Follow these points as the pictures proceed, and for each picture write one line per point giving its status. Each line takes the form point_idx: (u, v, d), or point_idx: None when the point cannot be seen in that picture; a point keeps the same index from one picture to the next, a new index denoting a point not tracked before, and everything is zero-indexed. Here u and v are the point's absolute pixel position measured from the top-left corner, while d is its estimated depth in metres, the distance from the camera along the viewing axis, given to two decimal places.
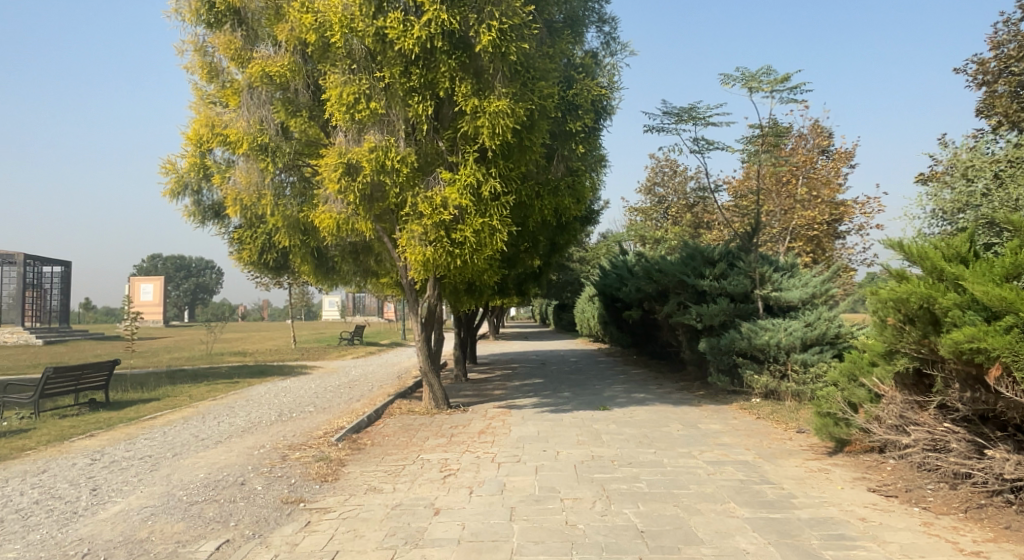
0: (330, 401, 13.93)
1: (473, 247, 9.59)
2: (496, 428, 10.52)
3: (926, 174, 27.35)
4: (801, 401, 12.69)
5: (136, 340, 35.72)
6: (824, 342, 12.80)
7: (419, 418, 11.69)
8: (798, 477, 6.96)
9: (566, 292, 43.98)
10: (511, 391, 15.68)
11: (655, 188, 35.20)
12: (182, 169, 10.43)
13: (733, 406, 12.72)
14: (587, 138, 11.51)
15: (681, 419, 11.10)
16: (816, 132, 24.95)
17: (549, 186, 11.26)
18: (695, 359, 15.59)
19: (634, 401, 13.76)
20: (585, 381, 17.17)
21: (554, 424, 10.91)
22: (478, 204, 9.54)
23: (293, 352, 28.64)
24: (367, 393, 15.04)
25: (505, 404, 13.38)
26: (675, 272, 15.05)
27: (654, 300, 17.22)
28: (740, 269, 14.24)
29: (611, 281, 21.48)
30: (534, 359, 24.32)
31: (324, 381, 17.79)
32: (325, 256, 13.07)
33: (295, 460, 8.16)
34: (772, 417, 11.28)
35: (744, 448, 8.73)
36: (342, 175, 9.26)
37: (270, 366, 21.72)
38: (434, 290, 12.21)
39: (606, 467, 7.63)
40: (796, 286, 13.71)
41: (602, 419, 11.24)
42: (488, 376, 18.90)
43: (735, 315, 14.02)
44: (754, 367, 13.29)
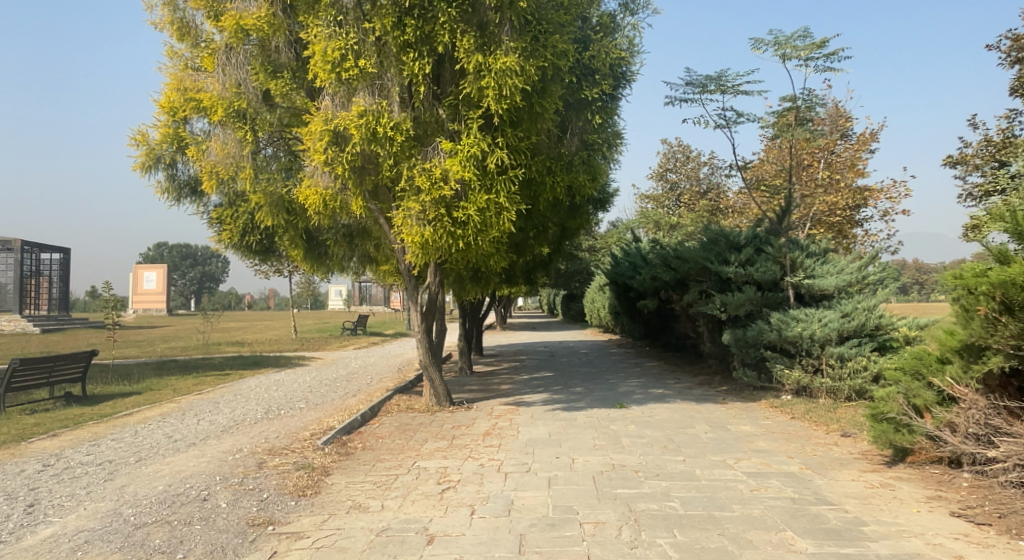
0: (324, 396, 12.89)
1: (477, 227, 8.54)
2: (503, 430, 9.49)
3: (957, 159, 27.34)
4: (837, 399, 11.64)
5: (135, 329, 34.91)
6: (863, 335, 11.73)
7: (418, 417, 10.65)
8: (861, 497, 5.90)
9: (574, 281, 42.91)
10: (520, 386, 14.63)
11: (667, 174, 34.01)
12: (153, 140, 9.38)
13: (764, 404, 11.65)
14: (604, 108, 10.40)
15: (707, 420, 10.03)
16: (836, 115, 23.22)
17: (561, 160, 10.19)
18: (717, 353, 14.48)
19: (653, 397, 12.69)
20: (598, 375, 16.09)
21: (567, 424, 9.87)
22: (482, 177, 8.49)
23: (293, 342, 27.65)
24: (363, 388, 13.98)
25: (512, 400, 12.35)
26: (696, 258, 13.93)
27: (672, 289, 16.10)
28: (769, 254, 13.12)
29: (624, 270, 20.33)
30: (542, 351, 23.28)
31: (321, 374, 16.76)
32: (317, 240, 11.99)
33: (272, 468, 7.12)
34: (809, 417, 10.21)
35: (785, 455, 7.68)
36: (329, 144, 8.20)
37: (266, 357, 20.72)
38: (435, 275, 11.15)
39: (630, 480, 6.58)
40: (830, 273, 12.60)
41: (620, 419, 10.19)
42: (495, 369, 17.86)
43: (762, 304, 12.90)
44: (784, 361, 12.20)
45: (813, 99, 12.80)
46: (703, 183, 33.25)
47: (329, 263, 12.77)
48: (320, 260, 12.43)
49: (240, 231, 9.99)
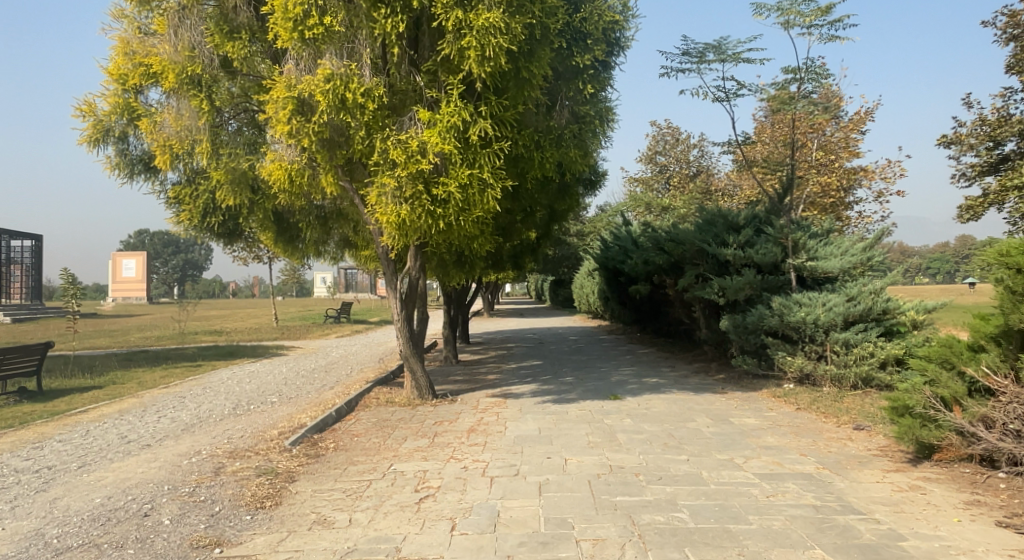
0: (299, 389, 12.09)
1: (458, 206, 7.80)
2: (489, 425, 8.77)
3: (951, 139, 26.82)
4: (842, 387, 11.03)
5: (111, 318, 33.84)
6: (869, 319, 11.12)
7: (398, 411, 9.90)
8: (893, 505, 5.24)
9: (562, 267, 42.19)
10: (507, 375, 13.93)
11: (657, 157, 33.24)
12: (101, 112, 8.51)
13: (765, 394, 11.00)
14: (597, 77, 9.66)
15: (708, 412, 9.36)
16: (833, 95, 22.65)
17: (550, 134, 9.47)
18: (713, 339, 13.84)
19: (648, 387, 12.01)
20: (589, 363, 15.39)
21: (558, 418, 9.17)
22: (464, 151, 7.73)
23: (272, 331, 26.74)
24: (341, 380, 13.20)
25: (500, 391, 11.64)
26: (693, 240, 13.25)
27: (666, 273, 15.42)
28: (769, 235, 12.45)
29: (615, 254, 19.61)
30: (531, 338, 22.59)
31: (298, 364, 15.96)
32: (288, 222, 11.17)
33: (230, 474, 6.35)
34: (816, 408, 9.57)
35: (798, 452, 7.01)
36: (293, 112, 7.41)
37: (242, 347, 19.82)
38: (415, 259, 10.37)
39: (631, 485, 5.88)
40: (834, 254, 11.97)
41: (615, 412, 9.50)
42: (482, 358, 17.13)
43: (762, 289, 12.26)
44: (786, 348, 11.57)
45: (817, 70, 12.10)
46: (693, 166, 32.60)
47: (302, 247, 11.94)
48: (292, 244, 11.61)
49: (200, 212, 9.15)
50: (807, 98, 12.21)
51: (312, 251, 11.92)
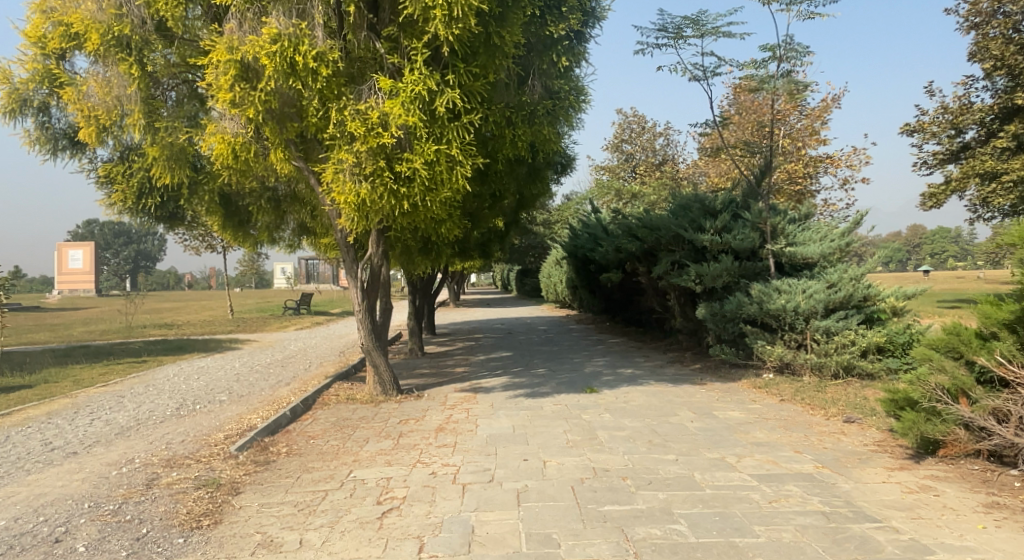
0: (251, 386, 11.26)
1: (424, 185, 7.11)
2: (459, 424, 8.12)
3: (913, 127, 27.01)
4: (822, 376, 10.66)
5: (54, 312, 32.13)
6: (849, 306, 10.77)
7: (360, 409, 9.18)
8: (908, 511, 4.75)
9: (529, 256, 41.67)
10: (476, 368, 13.28)
11: (623, 145, 32.81)
12: (17, 79, 7.58)
13: (746, 384, 10.56)
14: (571, 49, 9.07)
15: (690, 405, 8.86)
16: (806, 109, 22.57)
17: (522, 110, 8.86)
18: (689, 328, 13.40)
19: (623, 378, 11.48)
20: (560, 354, 14.84)
21: (532, 414, 8.58)
22: (431, 124, 7.04)
23: (227, 324, 25.62)
24: (299, 375, 12.40)
25: (468, 386, 10.99)
26: (668, 225, 12.76)
27: (639, 261, 14.95)
28: (747, 220, 12.02)
29: (584, 242, 19.08)
30: (498, 328, 21.98)
31: (253, 359, 15.07)
32: (236, 206, 10.30)
33: (164, 487, 5.58)
34: (800, 399, 9.15)
35: (792, 449, 6.52)
36: (237, 78, 6.64)
37: (193, 340, 18.76)
38: (376, 244, 9.60)
39: (620, 491, 5.29)
40: (813, 239, 11.59)
41: (593, 407, 8.93)
42: (449, 350, 16.44)
43: (740, 276, 11.84)
44: (765, 337, 11.17)
45: (796, 48, 11.64)
46: (659, 154, 32.31)
47: (255, 233, 11.09)
48: (242, 231, 10.74)
49: (134, 193, 8.28)
50: (785, 76, 11.68)
51: (265, 237, 11.10)
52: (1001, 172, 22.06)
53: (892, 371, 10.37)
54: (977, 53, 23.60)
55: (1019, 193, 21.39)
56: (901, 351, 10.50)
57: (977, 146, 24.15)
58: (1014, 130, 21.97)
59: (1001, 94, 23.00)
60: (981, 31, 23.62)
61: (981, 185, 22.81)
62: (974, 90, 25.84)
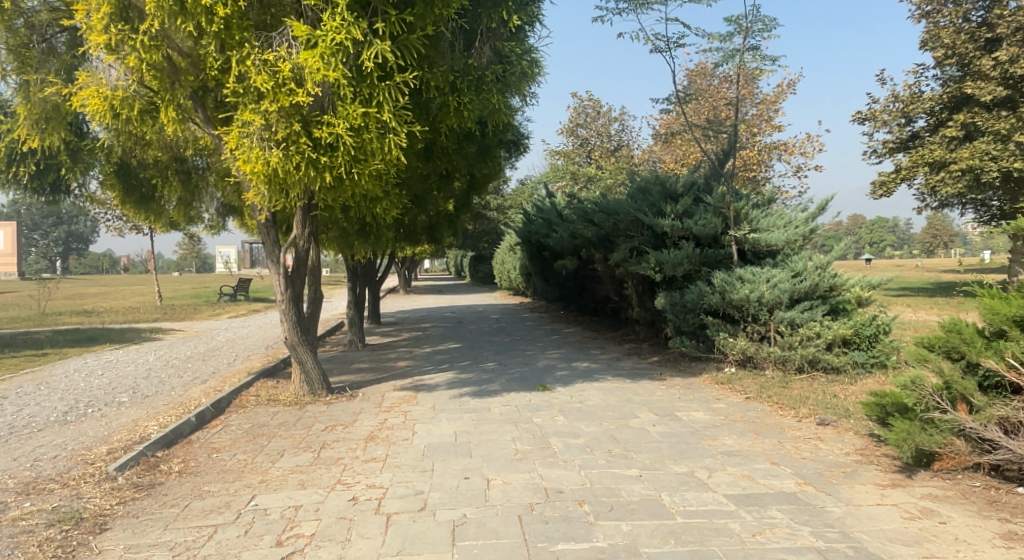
0: (162, 385, 10.03)
1: (350, 154, 6.16)
2: (392, 431, 7.13)
3: (866, 114, 26.91)
4: (786, 370, 10.03)
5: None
6: (814, 297, 10.16)
7: (281, 413, 8.09)
8: (918, 549, 3.96)
9: (482, 242, 40.66)
10: (419, 362, 12.27)
11: (578, 130, 32.04)
12: None
13: (707, 380, 9.84)
14: (523, 7, 8.14)
15: (650, 406, 8.06)
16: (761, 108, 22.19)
17: (468, 75, 7.99)
18: (646, 319, 12.68)
19: (577, 373, 10.66)
20: (510, 345, 13.94)
21: (477, 418, 7.65)
22: (357, 83, 6.07)
23: (155, 311, 23.96)
24: (220, 371, 11.19)
25: (408, 383, 9.99)
26: (626, 209, 11.97)
27: (595, 247, 14.17)
28: (709, 205, 11.31)
29: (538, 228, 18.19)
30: (447, 317, 20.97)
31: (175, 351, 13.78)
32: (141, 181, 9.20)
33: (6, 525, 4.45)
34: (767, 397, 8.44)
35: (768, 460, 5.72)
36: (112, 17, 5.64)
37: (111, 330, 17.20)
38: (301, 225, 8.48)
39: (576, 523, 4.39)
40: (778, 226, 10.94)
41: (545, 409, 8.04)
42: (393, 341, 15.37)
43: (701, 263, 11.14)
44: (727, 329, 10.47)
45: (765, 21, 10.89)
46: (614, 139, 31.72)
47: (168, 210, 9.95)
48: (153, 209, 9.62)
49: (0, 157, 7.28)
50: (751, 48, 10.72)
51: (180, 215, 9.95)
52: (950, 162, 21.99)
53: (858, 365, 9.75)
54: (928, 42, 23.47)
55: (966, 182, 21.32)
56: (867, 344, 9.91)
57: (926, 136, 24.12)
58: (963, 120, 21.91)
59: (950, 84, 22.94)
60: (932, 19, 23.53)
61: (929, 174, 22.74)
62: (923, 80, 25.83)
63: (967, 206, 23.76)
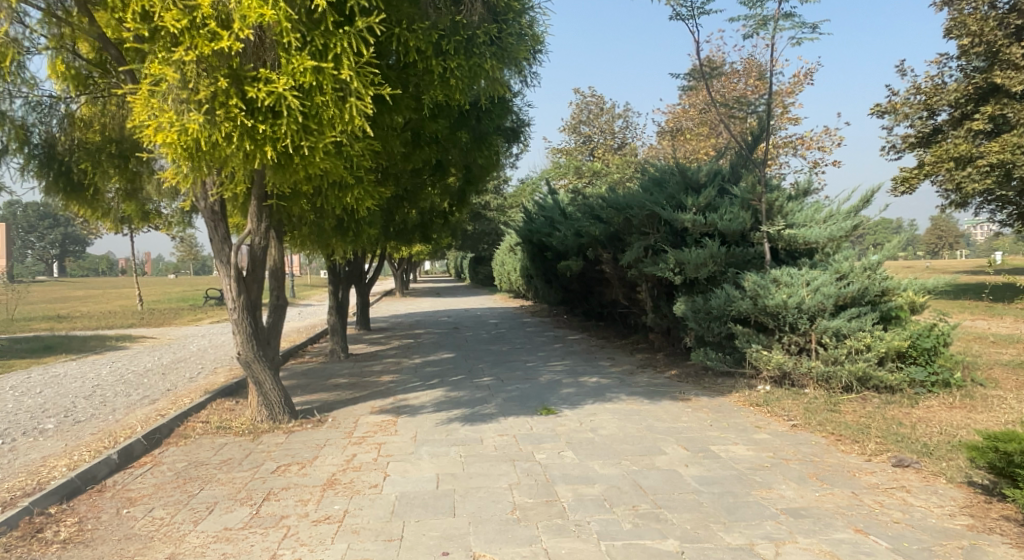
0: (102, 406, 8.62)
1: (299, 121, 4.80)
2: (358, 473, 5.71)
3: (884, 107, 25.43)
4: (831, 389, 8.60)
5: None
6: (862, 303, 8.73)
7: (230, 445, 6.67)
8: None
9: (482, 244, 39.41)
10: (406, 376, 10.85)
11: (581, 127, 30.65)
12: None
13: (738, 401, 8.40)
14: None
15: (678, 438, 6.62)
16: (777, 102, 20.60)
17: (456, 34, 6.67)
18: (662, 326, 11.25)
19: (586, 390, 9.21)
20: (509, 355, 12.55)
21: (467, 454, 6.22)
22: (307, 29, 4.74)
23: (133, 316, 22.55)
24: (175, 388, 9.75)
25: (389, 404, 8.56)
26: (638, 203, 10.55)
27: (602, 246, 12.74)
28: (735, 197, 9.89)
29: (539, 227, 16.75)
30: (443, 322, 19.56)
31: (135, 362, 12.35)
32: (70, 166, 7.87)
33: None
34: (816, 425, 7.01)
35: (850, 526, 4.30)
36: None
37: (75, 338, 15.83)
38: (257, 219, 7.06)
39: None
40: (817, 220, 9.50)
41: (550, 440, 6.60)
42: (380, 350, 13.97)
43: (728, 264, 9.70)
44: (760, 340, 9.03)
45: None
46: (618, 137, 30.40)
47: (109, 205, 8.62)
48: (92, 202, 8.28)
49: None
50: (786, 16, 9.27)
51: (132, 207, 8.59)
52: (977, 157, 20.49)
53: (916, 383, 8.34)
54: (953, 31, 21.91)
55: (994, 178, 19.79)
56: (925, 358, 8.49)
57: (949, 130, 22.52)
58: (990, 112, 20.35)
59: (975, 75, 21.38)
60: (957, 7, 22.04)
61: (954, 170, 21.21)
62: (945, 71, 24.32)
63: (995, 204, 22.20)
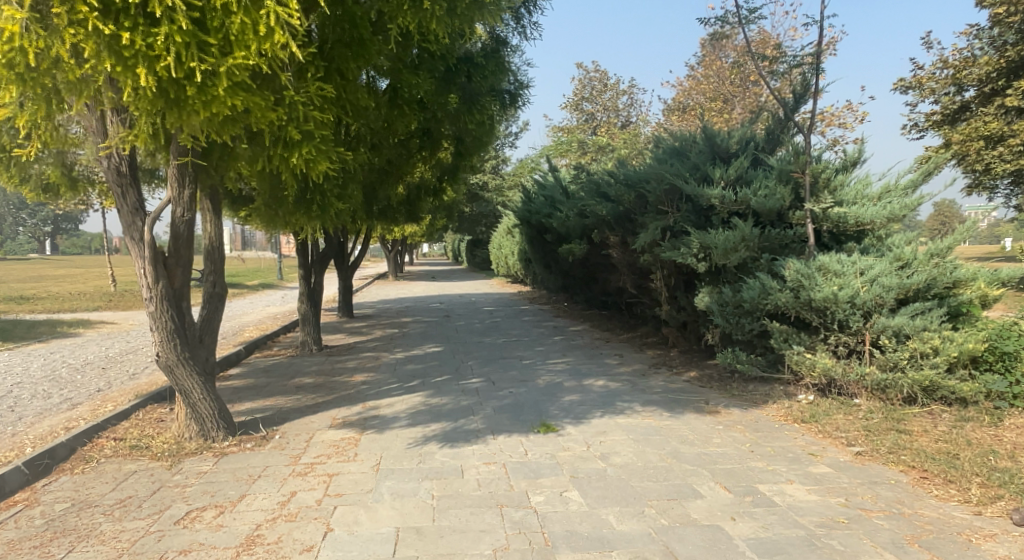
0: (7, 412, 7.12)
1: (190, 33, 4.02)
2: (291, 527, 4.23)
3: (906, 83, 23.65)
4: (888, 401, 7.09)
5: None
6: (927, 297, 7.22)
7: (141, 475, 5.20)
8: None
9: (480, 226, 37.82)
10: (382, 374, 9.35)
11: (583, 104, 29.04)
12: None
13: (778, 415, 6.91)
14: None
15: (714, 472, 5.13)
16: None
17: None
18: (680, 320, 9.75)
19: (593, 398, 7.72)
20: (503, 350, 11.04)
21: (442, 495, 4.74)
22: None
23: (104, 298, 21.04)
24: (107, 389, 8.22)
25: (355, 415, 7.04)
26: (657, 175, 8.97)
27: (610, 228, 11.22)
28: (771, 169, 8.38)
29: (539, 207, 15.24)
30: (434, 309, 18.04)
31: (79, 353, 10.84)
32: None
33: None
34: (886, 454, 5.52)
35: None
36: None
37: (27, 322, 14.32)
38: (179, 184, 5.65)
39: None
40: (869, 197, 7.96)
41: (551, 474, 5.11)
42: (359, 342, 12.46)
43: (761, 249, 8.20)
44: (800, 339, 7.55)
45: None
46: (622, 115, 28.70)
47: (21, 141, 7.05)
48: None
49: None
50: None
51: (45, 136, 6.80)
52: (1009, 136, 18.71)
53: (996, 397, 6.78)
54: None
55: None
56: (1004, 366, 6.97)
57: (977, 107, 20.61)
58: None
59: (1006, 48, 19.40)
60: None
61: (983, 150, 19.42)
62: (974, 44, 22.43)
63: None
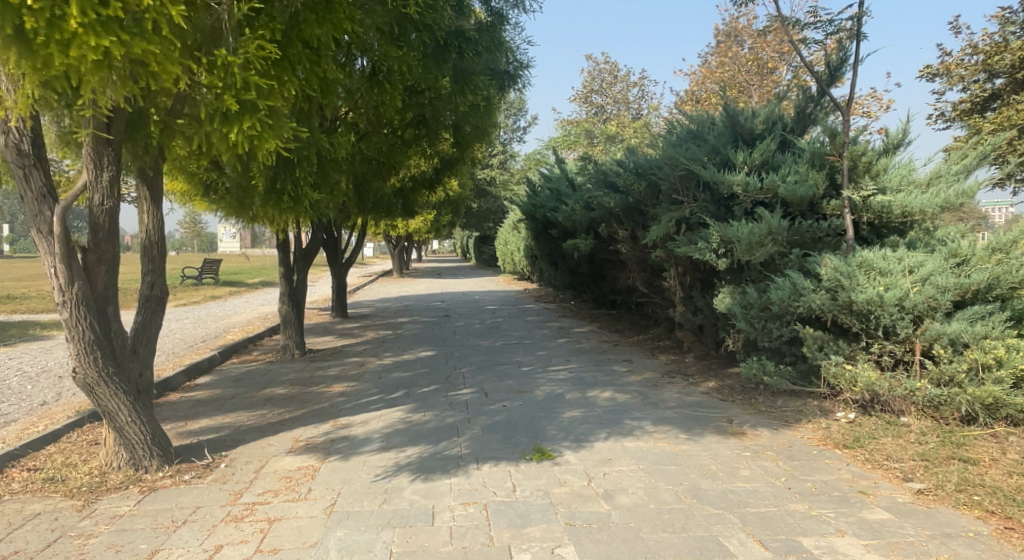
0: None
1: None
2: None
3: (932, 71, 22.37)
4: (942, 422, 6.02)
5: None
6: (987, 298, 6.13)
7: (42, 519, 4.28)
8: None
9: (488, 222, 36.88)
10: (364, 384, 8.40)
11: (592, 97, 28.02)
12: None
13: (814, 438, 5.89)
14: None
15: (744, 519, 4.14)
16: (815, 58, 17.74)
17: None
18: (696, 323, 8.72)
19: (598, 414, 6.74)
20: (500, 355, 10.06)
21: (403, 550, 3.79)
22: None
23: None
24: (51, 402, 7.32)
25: (322, 435, 6.09)
26: (671, 160, 7.95)
27: (619, 221, 10.22)
28: (802, 152, 7.35)
29: (544, 200, 14.25)
30: (434, 309, 17.09)
31: (41, 358, 9.98)
32: None
33: None
34: (954, 493, 4.50)
35: None
36: None
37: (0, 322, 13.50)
38: (96, 166, 4.74)
39: None
40: (917, 183, 6.91)
41: (542, 520, 4.15)
42: (348, 345, 11.53)
43: (791, 244, 7.17)
44: (837, 348, 6.53)
45: None
46: (633, 107, 27.64)
47: None
48: None
49: None
50: None
51: None
52: None
53: None
54: None
55: None
56: None
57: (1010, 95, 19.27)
58: None
59: None
60: None
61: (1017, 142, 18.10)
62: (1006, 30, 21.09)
63: None
